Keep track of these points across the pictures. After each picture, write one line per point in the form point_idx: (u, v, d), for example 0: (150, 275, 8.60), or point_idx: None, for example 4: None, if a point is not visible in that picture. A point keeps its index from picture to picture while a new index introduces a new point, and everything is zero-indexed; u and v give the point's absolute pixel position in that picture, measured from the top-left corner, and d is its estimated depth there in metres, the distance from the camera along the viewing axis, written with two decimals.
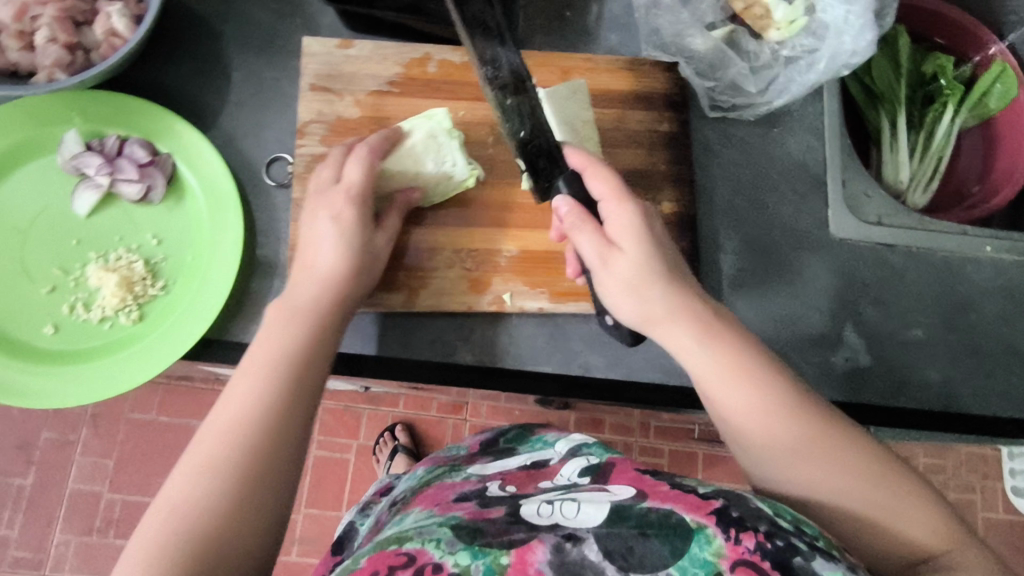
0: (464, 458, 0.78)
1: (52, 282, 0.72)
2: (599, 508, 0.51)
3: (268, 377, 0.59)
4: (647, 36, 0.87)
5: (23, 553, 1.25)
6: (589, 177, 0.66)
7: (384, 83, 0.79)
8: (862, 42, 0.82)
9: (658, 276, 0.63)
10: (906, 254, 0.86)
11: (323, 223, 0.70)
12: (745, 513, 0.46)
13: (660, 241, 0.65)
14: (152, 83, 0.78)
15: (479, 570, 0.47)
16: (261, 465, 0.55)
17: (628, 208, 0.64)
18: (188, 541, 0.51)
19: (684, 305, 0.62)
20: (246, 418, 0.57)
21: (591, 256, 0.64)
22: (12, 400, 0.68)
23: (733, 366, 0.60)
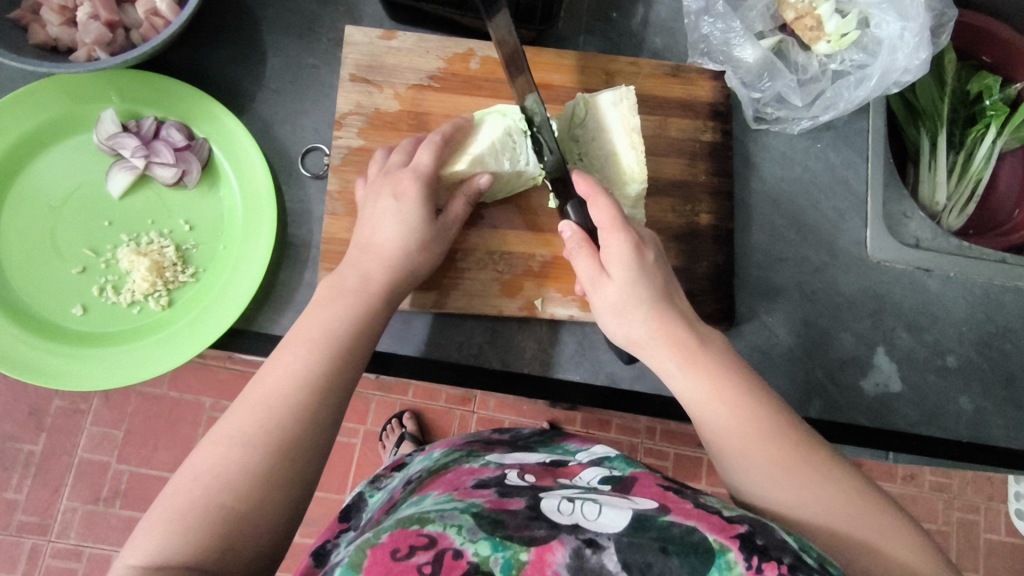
0: (480, 445, 0.75)
1: (83, 263, 0.72)
2: (621, 515, 0.48)
3: (312, 356, 0.58)
4: (694, 43, 0.84)
5: (29, 518, 1.26)
6: (591, 204, 0.63)
7: (425, 77, 0.77)
8: (916, 60, 0.78)
9: (644, 296, 0.60)
10: (944, 279, 0.84)
11: (386, 202, 0.68)
12: (771, 543, 0.44)
13: (653, 267, 0.62)
14: (191, 65, 0.77)
15: (499, 562, 0.45)
16: (294, 443, 0.54)
17: (617, 236, 0.61)
18: (211, 512, 0.49)
19: (667, 331, 0.60)
20: (282, 395, 0.55)
21: (586, 278, 0.63)
22: (39, 381, 0.67)
23: (719, 395, 0.56)
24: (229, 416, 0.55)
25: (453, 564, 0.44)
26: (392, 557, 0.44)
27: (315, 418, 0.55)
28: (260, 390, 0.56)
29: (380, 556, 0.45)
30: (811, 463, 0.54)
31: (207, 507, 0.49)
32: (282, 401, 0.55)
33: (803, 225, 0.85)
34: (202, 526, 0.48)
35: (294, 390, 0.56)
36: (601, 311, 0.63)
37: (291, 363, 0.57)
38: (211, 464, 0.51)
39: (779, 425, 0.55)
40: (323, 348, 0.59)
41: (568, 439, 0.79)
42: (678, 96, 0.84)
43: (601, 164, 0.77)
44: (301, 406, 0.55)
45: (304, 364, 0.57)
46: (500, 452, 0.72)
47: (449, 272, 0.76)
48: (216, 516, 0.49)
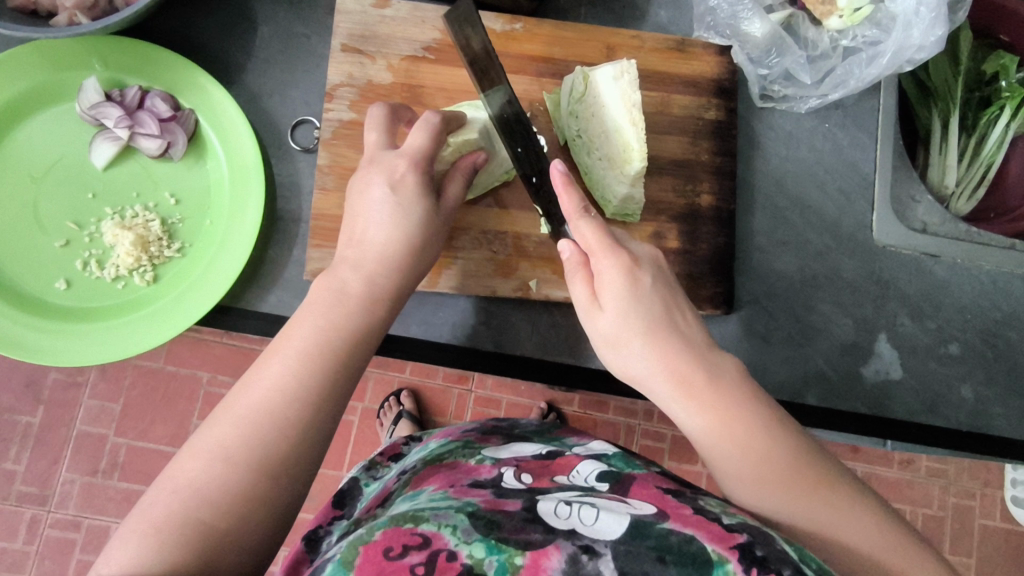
0: (477, 435, 0.74)
1: (66, 237, 0.70)
2: (619, 519, 0.48)
3: (302, 370, 0.54)
4: (700, 16, 0.81)
5: (28, 489, 1.26)
6: (575, 224, 0.58)
7: (420, 48, 0.75)
8: (931, 38, 0.74)
9: (638, 329, 0.56)
10: (951, 265, 0.82)
11: (377, 192, 0.62)
12: (772, 554, 0.43)
13: (651, 290, 0.57)
14: (176, 32, 0.74)
15: (493, 565, 0.46)
16: (281, 459, 0.51)
17: (608, 259, 0.57)
18: (193, 528, 0.46)
19: (667, 363, 0.56)
20: (270, 407, 0.52)
21: (582, 304, 0.59)
22: (21, 356, 0.66)
23: (725, 435, 0.52)
24: (214, 425, 0.52)
25: (446, 567, 0.45)
26: (385, 556, 0.45)
27: (306, 433, 0.52)
28: (248, 401, 0.52)
29: (373, 554, 0.45)
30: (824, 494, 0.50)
31: (189, 522, 0.46)
32: (271, 414, 0.52)
33: (808, 209, 0.82)
34: (182, 543, 0.45)
35: (282, 403, 0.52)
36: (601, 346, 0.59)
37: (278, 371, 0.54)
38: (194, 476, 0.49)
39: (789, 456, 0.52)
40: (313, 358, 0.55)
41: (565, 431, 0.77)
42: (682, 71, 0.81)
43: (599, 142, 0.75)
44: (293, 420, 0.52)
45: (294, 374, 0.54)
46: (497, 444, 0.71)
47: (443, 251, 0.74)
48: (198, 532, 0.46)
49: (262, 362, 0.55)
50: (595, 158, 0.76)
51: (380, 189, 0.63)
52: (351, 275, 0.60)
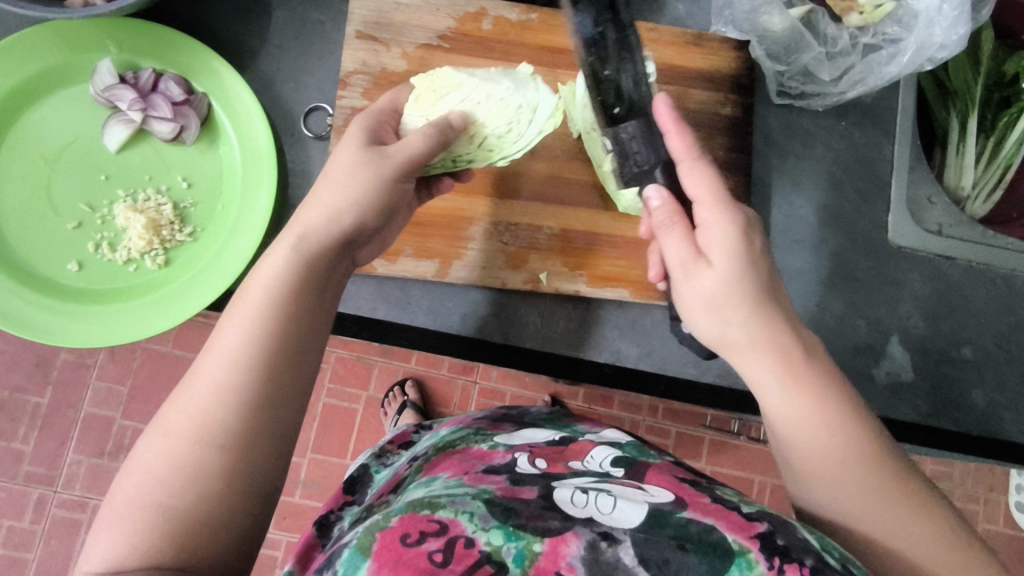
0: (488, 423, 0.74)
1: (78, 218, 0.70)
2: (637, 509, 0.49)
3: (252, 337, 0.51)
4: (718, 8, 0.80)
5: (35, 468, 1.27)
6: (685, 170, 0.60)
7: (435, 37, 0.74)
8: (954, 36, 0.73)
9: (747, 293, 0.55)
10: (965, 267, 0.81)
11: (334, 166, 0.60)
12: (792, 543, 0.45)
13: (761, 257, 0.57)
14: (191, 16, 0.74)
15: (511, 553, 0.46)
16: (245, 430, 0.49)
17: (720, 216, 0.57)
18: (168, 513, 0.46)
19: (772, 337, 0.55)
20: (225, 378, 0.50)
21: (678, 256, 0.59)
22: (33, 336, 0.66)
23: (819, 415, 0.52)
24: (176, 404, 0.50)
25: (464, 553, 0.45)
26: (402, 543, 0.45)
27: (262, 399, 0.50)
28: (203, 374, 0.50)
29: (390, 540, 0.45)
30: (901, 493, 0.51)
31: (162, 508, 0.46)
32: (226, 385, 0.50)
33: (822, 208, 0.81)
34: (156, 530, 0.45)
35: (237, 373, 0.50)
36: (693, 303, 0.58)
37: (232, 339, 0.51)
38: (161, 460, 0.48)
39: (874, 449, 0.52)
40: (265, 320, 0.52)
41: (577, 419, 0.78)
42: (698, 66, 0.80)
43: None
44: (250, 391, 0.50)
45: (247, 339, 0.51)
46: (509, 431, 0.72)
47: (454, 241, 0.74)
48: (174, 517, 0.46)
49: (216, 330, 0.53)
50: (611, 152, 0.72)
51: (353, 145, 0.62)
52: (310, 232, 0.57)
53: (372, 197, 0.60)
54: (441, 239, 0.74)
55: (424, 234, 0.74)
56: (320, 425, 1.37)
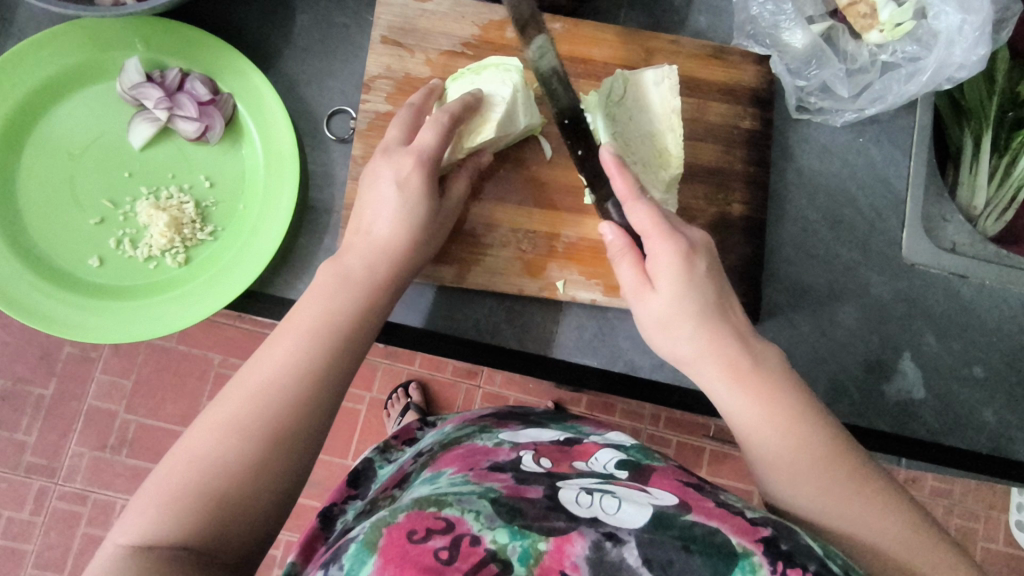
0: (493, 421, 0.75)
1: (101, 214, 0.70)
2: (641, 511, 0.49)
3: (307, 343, 0.54)
4: (740, 24, 0.81)
5: (38, 460, 1.27)
6: (630, 209, 0.60)
7: (458, 44, 0.75)
8: (973, 57, 0.74)
9: (691, 312, 0.57)
10: (979, 287, 0.82)
11: (386, 186, 0.63)
12: (796, 549, 0.45)
13: (706, 277, 0.59)
14: (219, 17, 0.75)
15: (517, 551, 0.46)
16: (293, 433, 0.50)
17: (663, 244, 0.58)
18: (205, 498, 0.46)
19: (719, 347, 0.57)
20: (279, 381, 0.51)
21: (630, 287, 0.61)
22: (51, 330, 0.66)
23: (774, 415, 0.54)
24: (220, 399, 0.51)
25: (470, 551, 0.46)
26: (409, 539, 0.46)
27: (313, 410, 0.51)
28: (254, 373, 0.52)
29: (397, 536, 0.46)
30: (866, 484, 0.51)
31: (203, 492, 0.46)
32: (280, 387, 0.51)
33: (838, 223, 0.82)
34: (191, 512, 0.45)
35: (291, 378, 0.51)
36: (649, 326, 0.60)
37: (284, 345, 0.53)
38: (203, 446, 0.48)
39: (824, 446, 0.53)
40: (320, 337, 0.54)
41: (584, 422, 0.79)
42: (719, 79, 0.80)
43: (635, 146, 0.73)
44: (296, 390, 0.51)
45: (303, 350, 0.53)
46: (515, 429, 0.72)
47: (471, 247, 0.74)
48: (211, 503, 0.46)
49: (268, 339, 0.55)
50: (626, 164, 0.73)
51: (387, 185, 0.63)
52: (359, 256, 0.60)
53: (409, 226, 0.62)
54: (460, 246, 0.74)
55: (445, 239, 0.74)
56: None
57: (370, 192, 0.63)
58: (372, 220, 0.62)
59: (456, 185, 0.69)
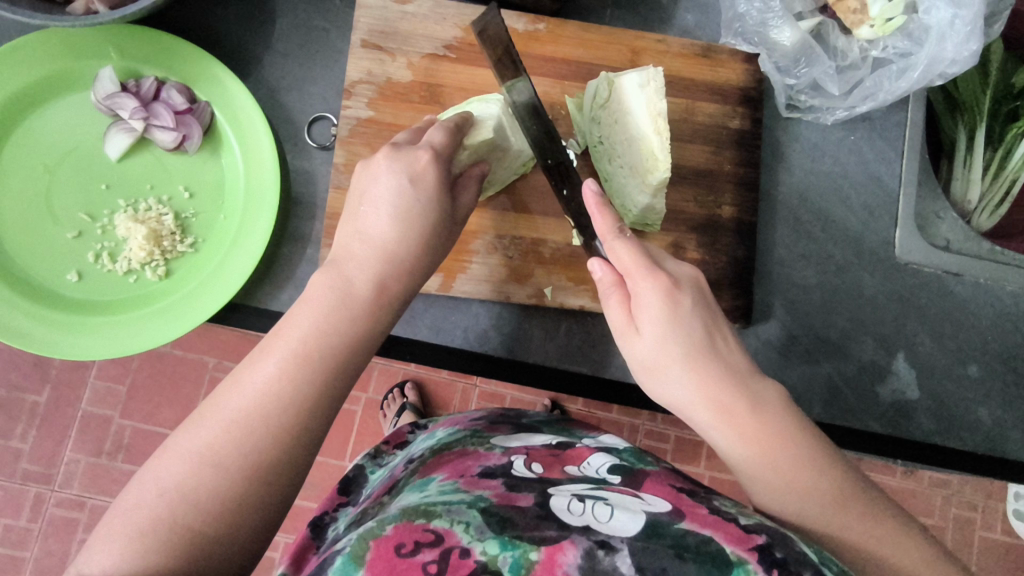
0: (485, 424, 0.74)
1: (78, 228, 0.69)
2: (634, 518, 0.48)
3: (293, 371, 0.50)
4: (728, 22, 0.79)
5: (33, 467, 1.26)
6: (610, 245, 0.56)
7: (441, 47, 0.73)
8: (964, 52, 0.72)
9: (678, 354, 0.54)
10: (973, 285, 0.81)
11: (399, 181, 0.59)
12: (791, 557, 0.44)
13: (692, 313, 0.55)
14: (195, 23, 0.73)
15: (507, 562, 0.45)
16: (276, 466, 0.48)
17: (645, 283, 0.55)
18: (179, 535, 0.44)
19: (711, 390, 0.54)
20: (261, 409, 0.49)
21: (616, 328, 0.58)
22: (28, 347, 0.65)
23: (771, 460, 0.51)
24: (196, 425, 0.49)
25: (459, 563, 0.45)
26: (396, 553, 0.45)
27: (299, 442, 0.49)
28: (235, 400, 0.49)
29: (384, 550, 0.45)
30: (871, 522, 0.50)
31: (175, 527, 0.44)
32: (262, 417, 0.48)
33: (831, 223, 0.81)
34: (163, 549, 0.43)
35: (273, 409, 0.49)
36: (639, 369, 0.57)
37: (267, 372, 0.50)
38: (181, 479, 0.46)
39: (830, 483, 0.51)
40: (309, 364, 0.51)
41: (576, 424, 0.78)
42: (706, 78, 0.79)
43: (621, 149, 0.72)
44: (279, 421, 0.49)
45: (290, 377, 0.50)
46: (506, 433, 0.71)
47: (457, 254, 0.73)
48: (185, 538, 0.44)
49: (251, 361, 0.51)
50: (616, 166, 0.74)
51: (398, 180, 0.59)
52: (358, 273, 0.56)
53: (417, 233, 0.59)
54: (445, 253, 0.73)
55: None
56: None
57: (374, 186, 0.59)
58: (369, 219, 0.58)
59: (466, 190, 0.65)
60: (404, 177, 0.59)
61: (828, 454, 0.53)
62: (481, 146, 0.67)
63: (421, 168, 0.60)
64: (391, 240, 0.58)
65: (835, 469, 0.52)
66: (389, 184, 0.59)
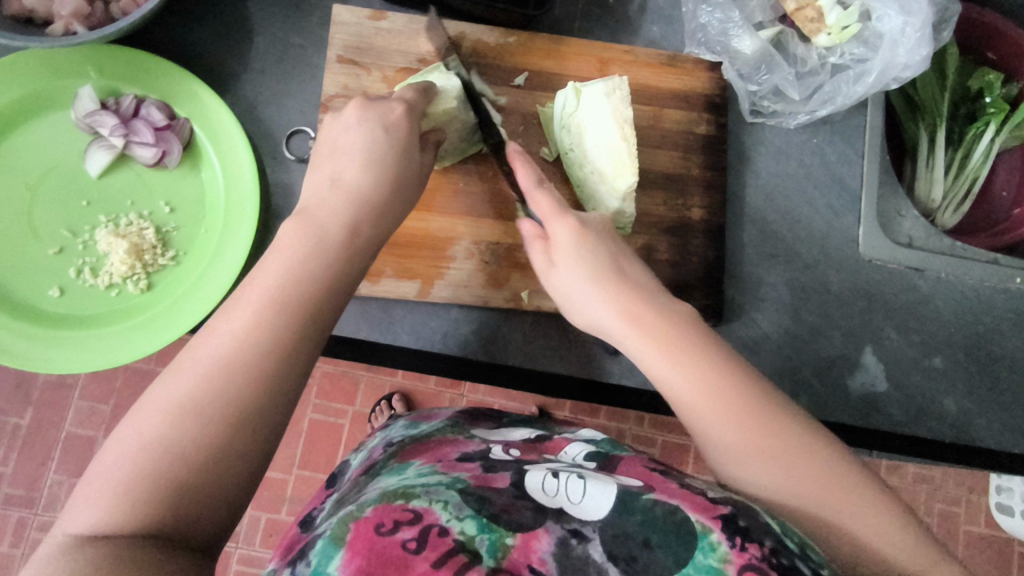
0: (466, 417, 0.75)
1: (59, 244, 0.70)
2: (605, 496, 0.49)
3: (267, 318, 0.51)
4: (691, 32, 0.82)
5: (16, 490, 1.25)
6: (531, 196, 0.63)
7: (415, 61, 0.77)
8: (916, 57, 0.76)
9: (593, 283, 0.60)
10: (934, 279, 0.84)
11: (376, 130, 0.62)
12: (754, 525, 0.46)
13: (603, 250, 0.61)
14: (172, 42, 0.75)
15: (484, 544, 0.45)
16: (258, 414, 0.49)
17: (560, 225, 0.62)
18: (164, 485, 0.45)
19: (624, 307, 0.58)
20: (239, 358, 0.50)
21: (541, 268, 0.64)
22: (13, 364, 0.66)
23: (684, 375, 0.55)
24: (169, 378, 0.50)
25: (439, 541, 0.44)
26: (377, 531, 0.44)
27: (276, 391, 0.51)
28: (208, 350, 0.50)
29: (364, 530, 0.44)
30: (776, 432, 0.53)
31: (161, 479, 0.45)
32: (241, 365, 0.50)
33: (797, 221, 0.83)
34: (150, 500, 0.45)
35: (253, 356, 0.50)
36: (560, 300, 0.63)
37: (240, 320, 0.51)
38: (162, 432, 0.47)
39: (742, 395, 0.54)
40: (284, 309, 0.52)
41: (556, 419, 0.79)
42: (673, 86, 0.82)
43: (591, 156, 0.74)
44: (255, 368, 0.50)
45: (266, 325, 0.51)
46: (488, 427, 0.73)
47: (435, 262, 0.76)
48: (170, 489, 0.45)
49: (225, 311, 0.52)
50: (587, 173, 0.76)
51: (372, 133, 0.61)
52: (330, 218, 0.57)
53: (387, 177, 0.61)
54: (422, 259, 0.76)
55: (406, 254, 0.76)
56: (307, 440, 1.35)
57: (347, 137, 0.61)
58: (343, 167, 0.60)
59: (425, 152, 0.67)
60: (379, 125, 0.62)
61: (743, 367, 0.56)
62: (439, 117, 0.71)
63: (394, 118, 0.63)
64: (366, 188, 0.59)
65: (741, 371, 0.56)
66: (363, 133, 0.61)
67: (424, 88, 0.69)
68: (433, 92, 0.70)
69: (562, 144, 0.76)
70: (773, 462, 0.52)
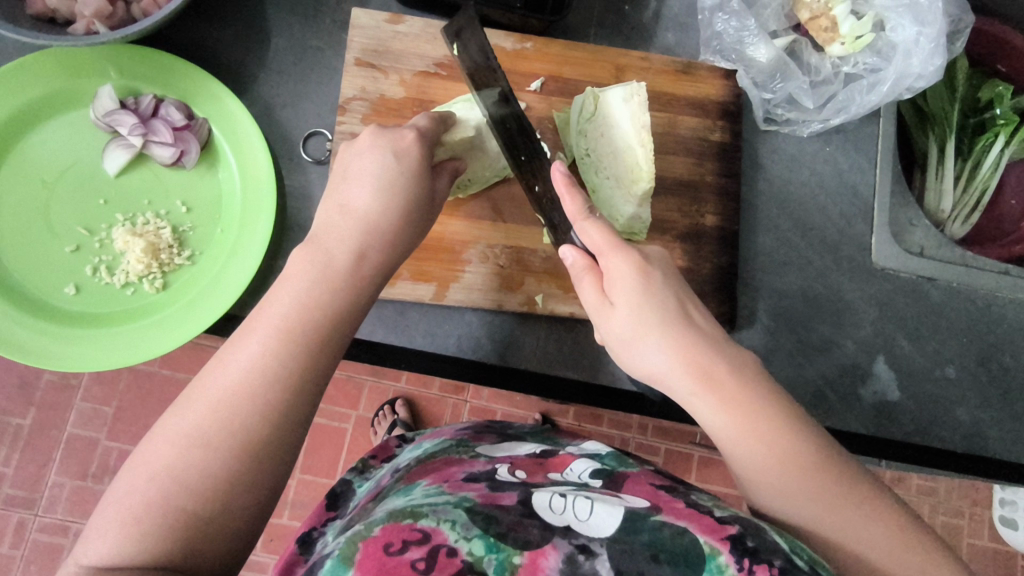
0: (471, 435, 0.75)
1: (76, 241, 0.70)
2: (612, 515, 0.49)
3: (274, 346, 0.51)
4: (706, 40, 0.83)
5: (17, 491, 1.24)
6: (584, 225, 0.59)
7: (432, 65, 0.76)
8: (930, 67, 0.77)
9: (654, 324, 0.56)
10: (946, 289, 0.84)
11: (384, 158, 0.60)
12: (762, 545, 0.44)
13: (664, 288, 0.57)
14: (191, 43, 0.75)
15: (492, 563, 0.45)
16: (267, 443, 0.49)
17: (618, 259, 0.57)
18: (173, 517, 0.45)
19: (690, 358, 0.55)
20: (249, 389, 0.49)
21: (592, 306, 0.60)
22: (29, 360, 0.66)
23: (749, 429, 0.52)
24: (179, 408, 0.50)
25: (446, 562, 0.44)
26: (385, 551, 0.44)
27: (286, 422, 0.50)
28: (216, 380, 0.50)
29: (373, 550, 0.44)
30: (842, 492, 0.51)
31: (170, 510, 0.45)
32: (249, 394, 0.49)
33: (810, 230, 0.84)
34: (161, 534, 0.44)
35: (261, 386, 0.50)
36: (613, 343, 0.59)
37: (253, 349, 0.51)
38: (172, 463, 0.47)
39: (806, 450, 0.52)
40: (292, 338, 0.52)
41: (562, 433, 0.79)
42: (687, 93, 0.82)
43: (606, 162, 0.76)
44: (262, 397, 0.49)
45: (273, 354, 0.51)
46: (491, 443, 0.72)
47: (450, 264, 0.75)
48: (180, 522, 0.45)
49: (235, 341, 0.52)
50: (602, 178, 0.77)
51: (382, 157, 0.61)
52: (337, 245, 0.57)
53: (400, 200, 0.60)
54: (438, 262, 0.75)
55: (419, 257, 0.75)
56: (309, 445, 1.35)
57: (356, 163, 0.60)
58: (353, 192, 0.60)
59: (444, 178, 0.67)
60: (389, 152, 0.60)
61: (806, 421, 0.54)
62: (457, 145, 0.70)
63: (405, 145, 0.61)
64: (374, 214, 0.59)
65: (813, 436, 0.53)
66: (373, 159, 0.60)
67: (441, 118, 0.67)
68: (451, 120, 0.69)
69: (576, 147, 0.78)
70: (856, 536, 0.50)
